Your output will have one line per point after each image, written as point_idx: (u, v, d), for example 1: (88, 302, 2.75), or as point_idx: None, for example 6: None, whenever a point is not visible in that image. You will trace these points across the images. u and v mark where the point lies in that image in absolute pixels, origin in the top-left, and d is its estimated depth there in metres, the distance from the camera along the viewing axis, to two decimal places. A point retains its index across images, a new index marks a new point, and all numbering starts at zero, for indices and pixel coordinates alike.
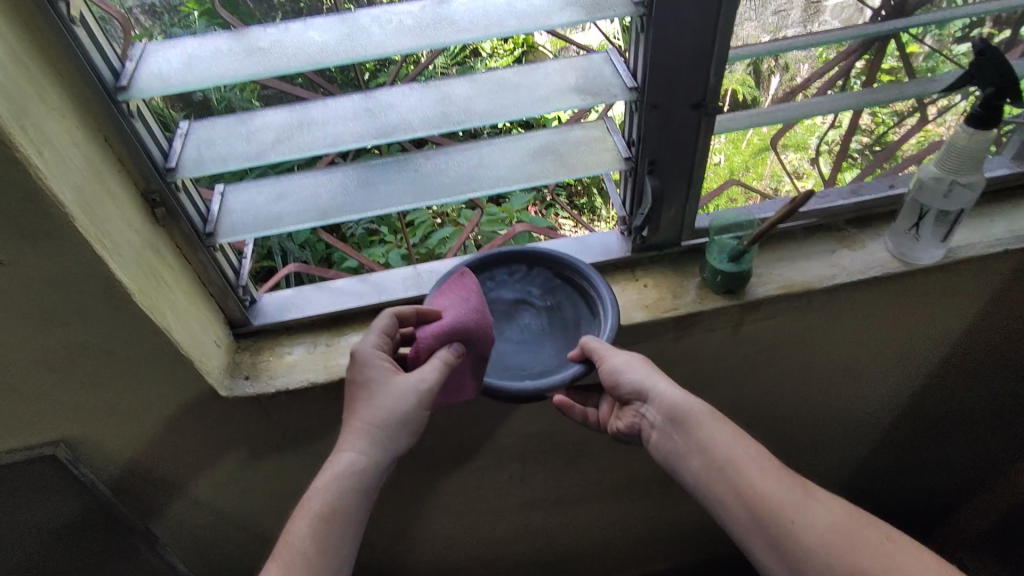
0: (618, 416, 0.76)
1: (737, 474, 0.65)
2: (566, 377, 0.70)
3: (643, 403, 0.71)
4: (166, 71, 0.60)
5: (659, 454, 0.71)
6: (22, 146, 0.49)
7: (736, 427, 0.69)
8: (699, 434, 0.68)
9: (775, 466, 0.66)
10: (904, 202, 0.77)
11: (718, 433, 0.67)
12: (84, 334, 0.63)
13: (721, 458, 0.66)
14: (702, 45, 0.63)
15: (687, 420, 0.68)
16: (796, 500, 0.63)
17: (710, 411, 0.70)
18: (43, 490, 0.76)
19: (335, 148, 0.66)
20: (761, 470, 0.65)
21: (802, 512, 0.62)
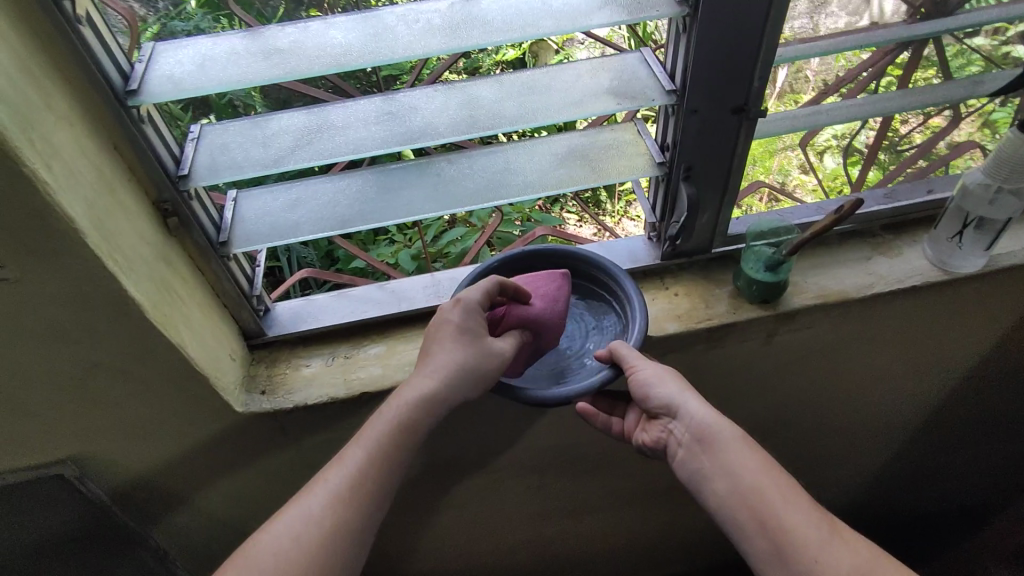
0: (643, 428, 0.70)
1: (764, 505, 0.59)
2: (597, 380, 0.64)
3: (671, 419, 0.66)
4: (178, 73, 0.56)
5: (683, 473, 0.65)
6: (29, 159, 0.46)
7: (769, 455, 0.63)
8: (727, 457, 0.62)
9: (807, 502, 0.60)
10: (947, 209, 0.74)
11: (748, 460, 0.61)
12: (95, 353, 0.59)
13: (748, 485, 0.60)
14: (747, 46, 0.60)
15: (715, 442, 0.63)
16: (826, 540, 0.57)
17: (741, 434, 0.63)
18: (49, 510, 0.73)
19: (357, 154, 0.63)
20: (790, 504, 0.59)
21: (831, 556, 0.56)
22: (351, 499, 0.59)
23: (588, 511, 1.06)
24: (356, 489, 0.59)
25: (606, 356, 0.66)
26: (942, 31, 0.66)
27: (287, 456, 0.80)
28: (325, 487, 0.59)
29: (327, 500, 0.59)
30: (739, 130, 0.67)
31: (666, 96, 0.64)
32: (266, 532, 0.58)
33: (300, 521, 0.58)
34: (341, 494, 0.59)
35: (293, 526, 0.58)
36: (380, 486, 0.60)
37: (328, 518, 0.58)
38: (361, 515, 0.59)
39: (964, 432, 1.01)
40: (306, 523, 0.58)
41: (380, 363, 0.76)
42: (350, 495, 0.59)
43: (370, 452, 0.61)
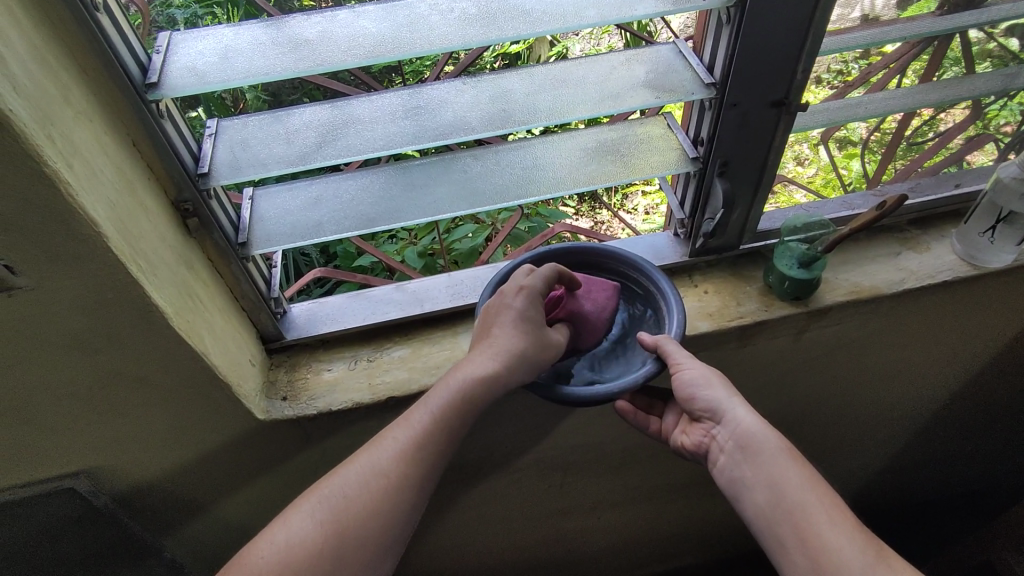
0: (683, 431, 0.69)
1: (805, 520, 0.58)
2: (640, 376, 0.62)
3: (715, 424, 0.64)
4: (199, 65, 0.52)
5: (723, 480, 0.64)
6: (50, 159, 0.42)
7: (814, 470, 0.61)
8: (770, 468, 0.60)
9: (853, 526, 0.57)
10: (979, 203, 0.73)
11: (792, 472, 0.60)
12: (115, 362, 0.56)
13: (791, 499, 0.59)
14: (790, 37, 0.58)
15: (758, 452, 0.61)
16: (871, 565, 0.54)
17: (786, 447, 0.62)
18: (61, 524, 0.69)
19: (388, 151, 0.60)
20: (833, 524, 0.57)
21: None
22: (393, 473, 0.57)
23: (607, 508, 1.05)
24: (400, 466, 0.57)
25: (650, 345, 0.64)
26: (970, 25, 0.64)
27: (309, 462, 0.78)
28: (370, 456, 0.57)
29: (370, 469, 0.57)
30: (777, 124, 0.66)
31: (705, 90, 0.62)
32: (311, 490, 0.58)
33: (342, 484, 0.56)
34: (384, 466, 0.57)
35: (335, 489, 0.56)
36: (424, 467, 0.57)
37: (370, 491, 0.56)
38: (402, 493, 0.56)
39: (979, 422, 1.02)
40: (347, 489, 0.56)
41: (405, 366, 0.74)
42: (394, 469, 0.57)
43: (417, 429, 0.58)
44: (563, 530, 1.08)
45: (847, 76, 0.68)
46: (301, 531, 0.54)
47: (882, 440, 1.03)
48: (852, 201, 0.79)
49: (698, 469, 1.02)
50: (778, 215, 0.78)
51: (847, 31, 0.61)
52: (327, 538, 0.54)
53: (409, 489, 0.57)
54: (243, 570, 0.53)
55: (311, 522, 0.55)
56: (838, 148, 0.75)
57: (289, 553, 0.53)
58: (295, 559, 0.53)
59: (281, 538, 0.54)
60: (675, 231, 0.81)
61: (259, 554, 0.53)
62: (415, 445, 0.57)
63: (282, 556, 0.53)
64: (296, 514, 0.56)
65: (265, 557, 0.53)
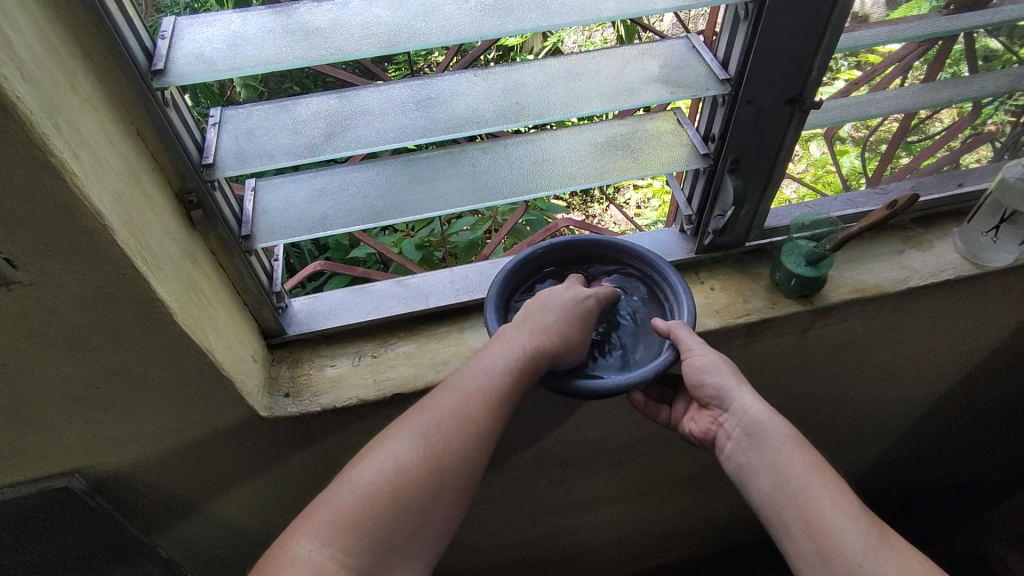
0: (692, 418, 0.68)
1: (810, 505, 0.55)
2: (659, 364, 0.62)
3: (723, 411, 0.63)
4: (207, 52, 0.50)
5: (730, 467, 0.62)
6: (56, 149, 0.40)
7: (821, 457, 0.58)
8: (777, 455, 0.58)
9: (858, 510, 0.55)
10: (983, 203, 0.74)
11: (797, 458, 0.57)
12: (116, 359, 0.54)
13: (797, 484, 0.56)
14: (810, 34, 0.58)
15: (764, 437, 0.59)
16: (874, 548, 0.52)
17: (793, 433, 0.60)
18: (54, 523, 0.67)
19: (399, 143, 0.59)
20: (839, 509, 0.55)
21: (875, 564, 0.51)
22: (485, 416, 0.56)
23: (606, 503, 1.06)
24: (489, 411, 0.56)
25: (664, 329, 0.64)
26: (980, 25, 0.64)
27: (311, 460, 0.77)
28: (459, 396, 0.56)
29: (463, 408, 0.56)
30: (789, 121, 0.65)
31: (720, 85, 0.62)
32: (403, 422, 0.56)
33: (437, 421, 0.55)
34: (475, 409, 0.56)
35: (430, 424, 0.55)
36: (508, 414, 0.58)
37: (463, 431, 0.55)
38: (492, 437, 0.56)
39: (972, 417, 1.03)
40: (443, 425, 0.55)
41: (411, 362, 0.73)
42: (484, 413, 0.56)
43: (492, 382, 0.57)
44: (561, 526, 1.08)
45: (837, 73, 0.67)
46: (404, 461, 0.53)
47: (877, 435, 1.04)
48: (855, 200, 0.79)
49: (697, 464, 1.02)
50: (784, 213, 0.78)
51: (857, 31, 0.61)
52: (430, 471, 0.53)
53: (496, 431, 0.57)
54: (350, 493, 0.51)
55: (414, 453, 0.53)
56: (831, 144, 0.75)
57: (394, 481, 0.52)
58: (401, 486, 0.52)
59: (387, 465, 0.53)
60: (681, 227, 0.81)
61: (364, 476, 0.52)
62: (503, 391, 0.57)
63: (389, 482, 0.52)
64: (396, 443, 0.54)
65: (371, 482, 0.52)
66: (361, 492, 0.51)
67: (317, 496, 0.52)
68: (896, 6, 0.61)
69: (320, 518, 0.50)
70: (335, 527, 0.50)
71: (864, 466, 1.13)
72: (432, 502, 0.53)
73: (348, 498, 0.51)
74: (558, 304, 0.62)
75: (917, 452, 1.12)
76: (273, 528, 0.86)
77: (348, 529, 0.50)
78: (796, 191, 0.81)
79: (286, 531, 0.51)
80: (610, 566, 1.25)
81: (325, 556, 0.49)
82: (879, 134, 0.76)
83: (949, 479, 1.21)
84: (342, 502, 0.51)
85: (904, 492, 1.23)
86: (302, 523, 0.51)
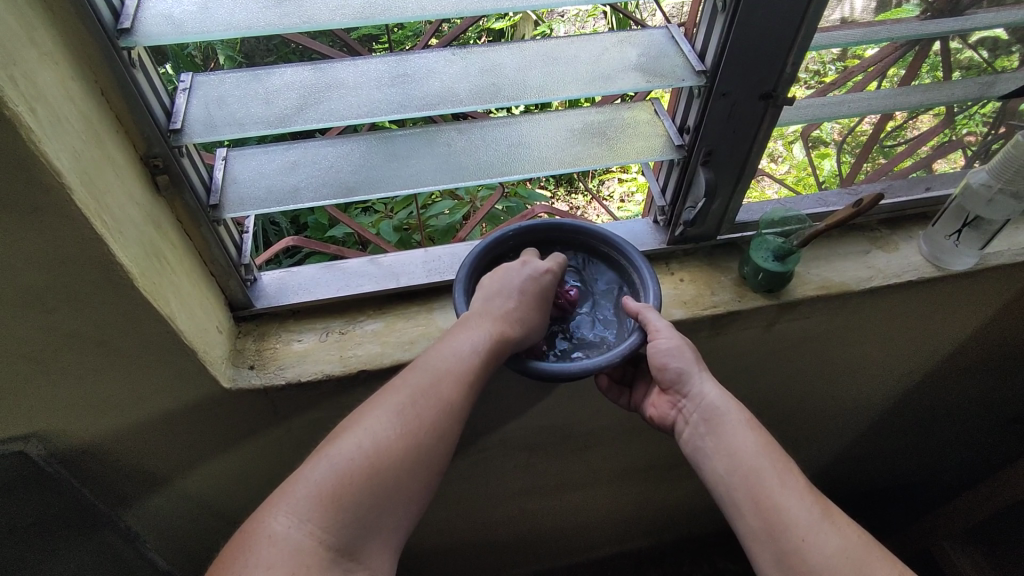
0: (652, 401, 0.69)
1: (759, 484, 0.56)
2: (626, 347, 0.62)
3: (682, 396, 0.64)
4: (176, 14, 0.49)
5: (687, 450, 0.63)
6: (12, 102, 0.40)
7: (773, 439, 0.60)
8: (731, 438, 0.59)
9: (804, 488, 0.56)
10: (948, 207, 0.76)
11: (749, 440, 0.59)
12: (72, 322, 0.54)
13: (748, 465, 0.57)
14: (786, 30, 0.59)
15: (720, 421, 0.60)
16: (818, 522, 0.54)
17: (747, 416, 0.61)
18: (9, 488, 0.66)
19: (373, 118, 0.58)
20: (787, 487, 0.56)
21: (818, 536, 0.53)
22: (460, 393, 0.56)
23: (570, 490, 1.07)
24: (464, 385, 0.57)
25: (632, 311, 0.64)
26: (953, 32, 0.65)
27: (274, 435, 0.76)
28: (435, 376, 0.57)
29: (437, 386, 0.56)
30: (763, 117, 0.66)
31: (696, 77, 0.62)
32: (377, 400, 0.56)
33: (412, 399, 0.55)
34: (449, 388, 0.56)
35: (406, 402, 0.55)
36: (480, 395, 0.58)
37: (438, 409, 0.55)
38: (464, 414, 0.57)
39: (929, 418, 1.07)
40: (419, 403, 0.55)
41: (378, 340, 0.73)
42: (457, 391, 0.56)
43: (466, 357, 0.57)
44: (528, 509, 1.09)
45: (823, 77, 0.69)
46: (382, 438, 0.53)
47: (840, 431, 1.06)
48: (826, 198, 0.80)
49: (662, 454, 1.04)
50: (756, 208, 0.79)
51: (834, 30, 0.62)
52: (406, 448, 0.53)
53: (468, 408, 0.57)
54: (327, 470, 0.51)
55: (392, 431, 0.53)
56: (811, 147, 0.77)
57: (372, 458, 0.52)
58: (379, 463, 0.52)
59: (366, 443, 0.52)
60: (655, 218, 0.82)
61: (343, 454, 0.51)
62: (476, 371, 0.57)
63: (366, 460, 0.51)
64: (374, 421, 0.54)
65: (349, 459, 0.51)
66: (339, 467, 0.51)
67: (292, 475, 0.51)
68: (885, 9, 0.62)
69: (297, 494, 0.50)
70: (312, 502, 0.49)
71: (826, 462, 1.16)
72: (410, 478, 0.53)
73: (326, 475, 0.50)
74: (514, 286, 0.63)
75: (878, 451, 1.15)
76: (235, 502, 0.86)
77: (325, 505, 0.49)
78: (778, 192, 0.82)
79: (260, 508, 0.50)
80: (573, 552, 1.27)
81: (304, 532, 0.48)
82: (856, 135, 0.77)
83: (908, 477, 1.24)
84: (320, 479, 0.50)
85: (861, 488, 1.26)
86: (277, 499, 0.50)
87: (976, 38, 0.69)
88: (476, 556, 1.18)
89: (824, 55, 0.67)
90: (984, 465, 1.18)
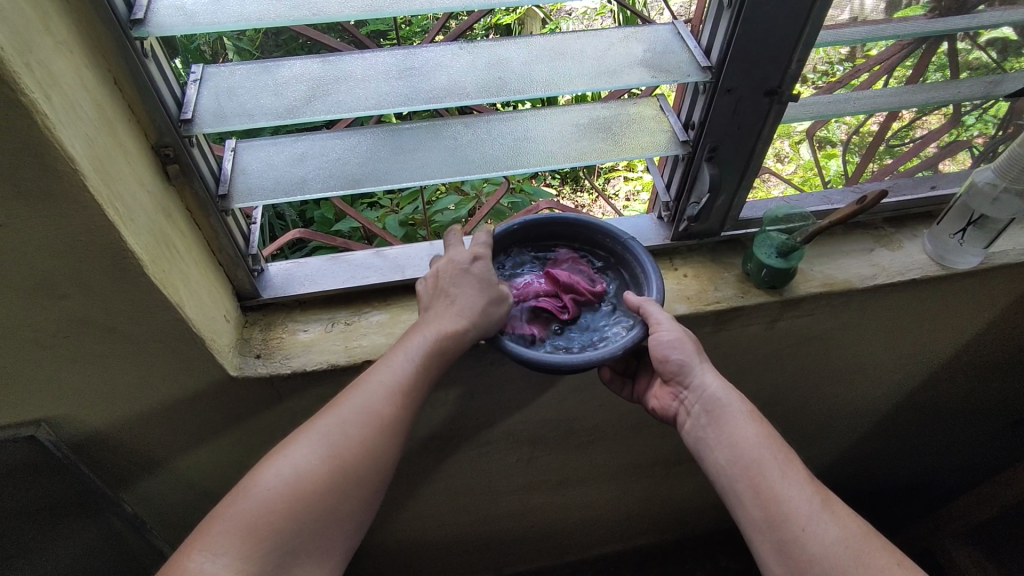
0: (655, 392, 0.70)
1: (760, 475, 0.56)
2: (629, 340, 0.63)
3: (684, 388, 0.64)
4: (189, 5, 0.50)
5: (689, 442, 0.63)
6: (29, 88, 0.40)
7: (774, 430, 0.60)
8: (732, 429, 0.60)
9: (804, 480, 0.56)
10: (953, 205, 0.75)
11: (750, 431, 0.59)
12: (84, 308, 0.54)
13: (749, 456, 0.58)
14: (791, 27, 0.59)
15: (723, 412, 0.61)
16: (818, 513, 0.54)
17: (749, 408, 0.61)
18: (19, 472, 0.68)
19: (379, 110, 0.59)
20: (787, 479, 0.56)
21: (817, 527, 0.53)
22: (388, 413, 0.57)
23: (573, 485, 1.07)
24: (393, 405, 0.57)
25: (634, 304, 0.64)
26: (960, 29, 0.65)
27: (279, 424, 0.77)
28: (364, 394, 0.57)
29: (364, 407, 0.56)
30: (767, 113, 0.66)
31: (702, 72, 0.63)
32: (308, 423, 0.56)
33: (337, 423, 0.56)
34: (377, 407, 0.57)
35: (331, 427, 0.55)
36: (416, 408, 0.59)
37: (367, 428, 0.56)
38: (398, 434, 0.57)
39: (933, 418, 1.07)
40: (344, 426, 0.56)
41: (383, 331, 0.73)
42: (388, 406, 0.57)
43: (398, 376, 0.58)
44: (530, 503, 1.09)
45: (831, 77, 0.69)
46: (304, 466, 0.53)
47: (843, 430, 1.07)
48: (830, 197, 0.80)
49: (664, 450, 1.04)
50: (760, 205, 0.79)
51: (841, 26, 0.62)
52: (329, 473, 0.54)
53: (402, 427, 0.58)
54: (249, 502, 0.51)
55: (313, 457, 0.54)
56: (818, 147, 0.77)
57: (294, 487, 0.52)
58: (302, 490, 0.52)
59: (287, 472, 0.53)
60: (659, 214, 0.82)
61: (263, 486, 0.52)
62: (409, 385, 0.58)
63: (290, 487, 0.52)
64: (295, 448, 0.54)
65: (269, 490, 0.52)
66: (260, 500, 0.51)
67: (215, 508, 0.52)
68: (897, 9, 0.62)
69: (219, 528, 0.50)
70: (231, 535, 0.50)
71: (829, 461, 1.16)
72: (337, 502, 0.54)
73: (246, 507, 0.51)
74: (449, 286, 0.62)
75: (882, 451, 1.15)
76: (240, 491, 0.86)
77: (246, 537, 0.50)
78: (784, 191, 0.82)
79: (180, 546, 0.50)
80: (574, 548, 1.27)
81: (220, 566, 0.49)
82: (862, 134, 0.77)
83: (912, 477, 1.24)
84: (240, 511, 0.51)
85: (864, 488, 1.26)
86: (199, 535, 0.50)
87: (986, 38, 0.69)
88: (478, 549, 1.18)
89: (832, 54, 0.67)
90: (987, 466, 1.18)
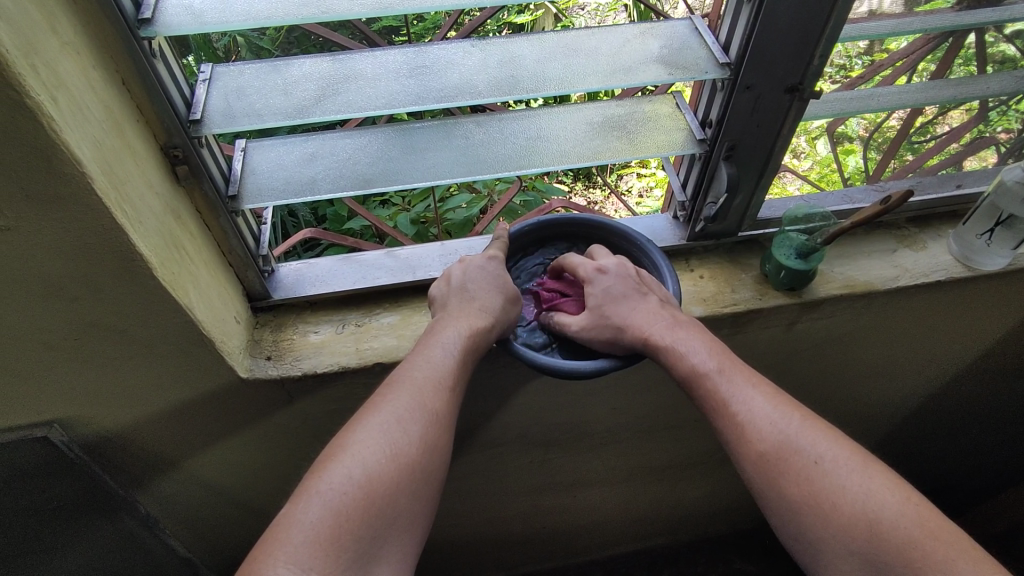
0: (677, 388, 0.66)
1: (766, 489, 0.52)
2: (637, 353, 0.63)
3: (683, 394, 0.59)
4: (196, 4, 0.49)
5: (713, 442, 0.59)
6: (34, 92, 0.40)
7: (769, 414, 0.54)
8: (731, 436, 0.55)
9: (728, 399, 0.56)
10: (982, 205, 0.73)
11: (741, 431, 0.54)
12: (94, 311, 0.54)
13: (749, 471, 0.54)
14: (814, 21, 0.57)
15: (716, 421, 0.56)
16: (742, 433, 0.54)
17: (737, 394, 0.56)
18: (33, 471, 0.68)
19: (390, 110, 0.58)
20: (714, 407, 0.56)
21: (745, 451, 0.54)
22: (441, 405, 0.55)
23: (584, 487, 1.06)
24: (443, 397, 0.55)
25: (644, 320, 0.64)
26: (990, 22, 0.62)
27: (291, 425, 0.77)
28: (413, 388, 0.54)
29: (420, 400, 0.54)
30: (788, 110, 0.65)
31: (720, 69, 0.61)
32: (359, 422, 0.52)
33: (397, 417, 0.52)
34: (431, 399, 0.54)
35: (390, 425, 0.52)
36: (460, 401, 0.57)
37: (426, 422, 0.53)
38: (450, 427, 0.55)
39: (956, 421, 1.03)
40: (405, 420, 0.52)
41: (394, 333, 0.72)
42: (439, 400, 0.55)
43: (440, 369, 0.56)
44: (542, 504, 1.08)
45: (850, 71, 0.66)
46: (374, 466, 0.49)
47: (862, 432, 1.04)
48: (852, 196, 0.78)
49: (677, 452, 1.03)
50: (778, 205, 0.78)
51: (864, 19, 0.60)
52: (401, 472, 0.50)
53: (453, 418, 0.55)
54: (321, 508, 0.46)
55: (381, 455, 0.50)
56: (836, 143, 0.74)
57: (367, 488, 0.48)
58: (375, 492, 0.48)
59: (355, 472, 0.48)
60: (674, 213, 0.80)
61: (331, 490, 0.47)
62: (454, 377, 0.56)
63: (361, 489, 0.48)
64: (359, 447, 0.50)
65: (342, 493, 0.47)
66: (334, 505, 0.46)
67: (270, 526, 0.46)
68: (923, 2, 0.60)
69: (293, 541, 0.45)
70: (310, 548, 0.45)
71: None
72: (408, 502, 0.50)
73: (321, 514, 0.46)
74: (470, 286, 0.62)
75: (903, 454, 1.12)
76: (250, 490, 0.86)
77: (327, 547, 0.45)
78: (801, 188, 0.80)
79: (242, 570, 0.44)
80: (586, 548, 1.26)
81: None
82: (885, 130, 0.74)
83: (935, 483, 1.20)
84: (315, 520, 0.46)
85: None
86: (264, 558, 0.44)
87: (1012, 31, 0.66)
88: (489, 550, 1.17)
89: (850, 48, 0.65)
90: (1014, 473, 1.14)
